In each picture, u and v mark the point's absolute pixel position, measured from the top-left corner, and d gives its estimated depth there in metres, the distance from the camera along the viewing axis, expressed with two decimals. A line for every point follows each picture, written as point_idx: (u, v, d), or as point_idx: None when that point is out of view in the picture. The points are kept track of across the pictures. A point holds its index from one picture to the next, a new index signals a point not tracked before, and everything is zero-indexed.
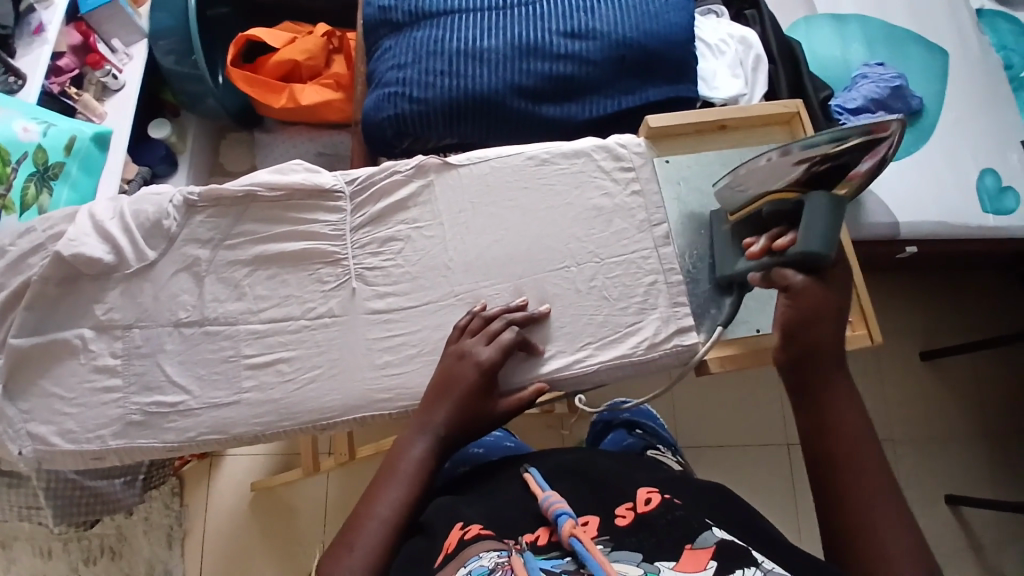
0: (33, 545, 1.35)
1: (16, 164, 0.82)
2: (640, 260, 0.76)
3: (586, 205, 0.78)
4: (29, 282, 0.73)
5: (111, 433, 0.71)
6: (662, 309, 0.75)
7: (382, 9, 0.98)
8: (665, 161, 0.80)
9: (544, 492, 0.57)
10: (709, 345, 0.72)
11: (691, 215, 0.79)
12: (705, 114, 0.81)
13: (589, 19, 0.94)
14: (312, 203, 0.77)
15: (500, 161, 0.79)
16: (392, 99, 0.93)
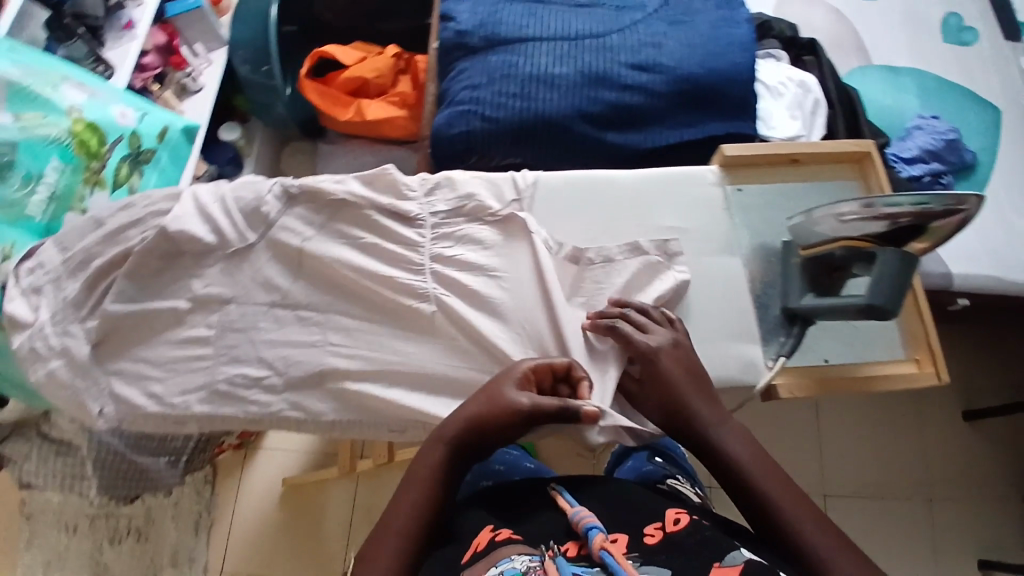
0: (56, 522, 1.30)
1: (112, 145, 0.89)
2: (721, 313, 0.75)
3: (659, 225, 0.79)
4: (130, 253, 0.76)
5: (198, 399, 0.73)
6: (742, 349, 0.73)
7: (460, 32, 1.04)
8: (737, 189, 0.82)
9: (573, 506, 0.59)
10: (775, 373, 0.72)
11: (759, 247, 0.80)
12: (780, 147, 0.83)
13: (657, 53, 0.98)
14: (392, 225, 0.78)
15: (583, 178, 0.81)
16: (465, 117, 0.98)
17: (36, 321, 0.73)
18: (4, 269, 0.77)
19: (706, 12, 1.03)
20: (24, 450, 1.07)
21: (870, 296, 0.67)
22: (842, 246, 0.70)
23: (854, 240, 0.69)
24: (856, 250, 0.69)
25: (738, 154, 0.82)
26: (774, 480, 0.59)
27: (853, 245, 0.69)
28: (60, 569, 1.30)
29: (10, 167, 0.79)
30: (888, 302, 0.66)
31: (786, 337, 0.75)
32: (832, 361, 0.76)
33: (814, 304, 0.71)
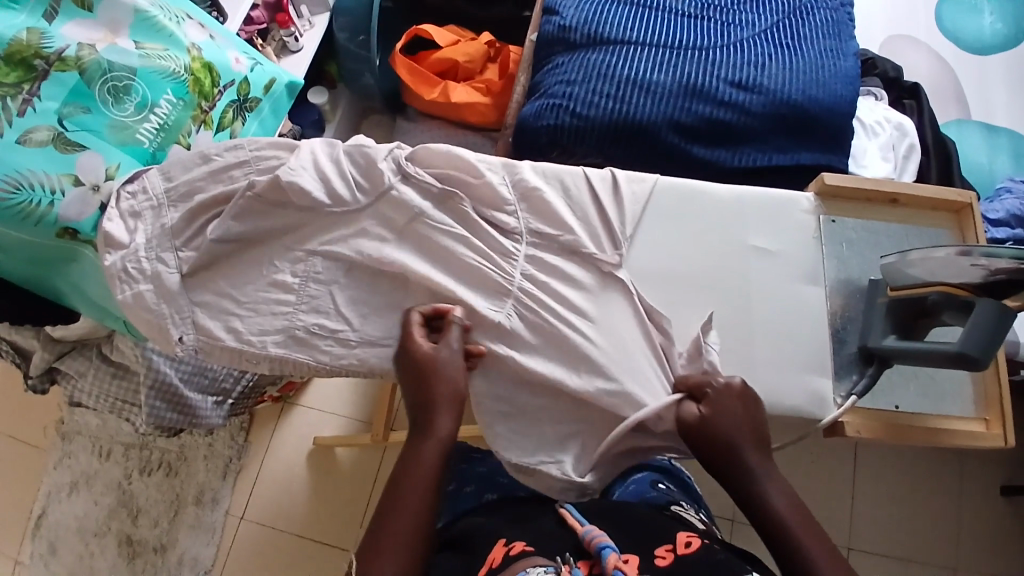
0: (93, 445, 1.46)
1: (222, 88, 0.94)
2: (795, 355, 0.74)
3: (744, 243, 0.78)
4: (233, 192, 0.78)
5: (275, 341, 0.76)
6: (812, 384, 0.73)
7: (562, 28, 1.05)
8: (832, 221, 0.80)
9: (584, 526, 0.63)
10: (844, 410, 0.71)
11: (844, 282, 0.78)
12: (881, 185, 0.81)
13: (758, 74, 0.97)
14: (490, 232, 0.78)
15: (677, 184, 0.81)
16: (554, 110, 0.99)
17: (131, 243, 0.77)
18: (109, 188, 0.81)
19: (814, 39, 1.01)
20: (81, 368, 1.07)
21: (962, 344, 0.64)
22: (938, 290, 0.68)
23: (950, 287, 0.67)
24: (953, 297, 0.67)
25: (836, 184, 0.81)
26: (812, 539, 0.58)
27: (950, 290, 0.67)
28: (90, 486, 1.43)
29: (128, 93, 0.84)
30: (983, 353, 0.64)
31: (859, 376, 0.74)
32: (904, 408, 0.74)
33: (897, 347, 0.70)
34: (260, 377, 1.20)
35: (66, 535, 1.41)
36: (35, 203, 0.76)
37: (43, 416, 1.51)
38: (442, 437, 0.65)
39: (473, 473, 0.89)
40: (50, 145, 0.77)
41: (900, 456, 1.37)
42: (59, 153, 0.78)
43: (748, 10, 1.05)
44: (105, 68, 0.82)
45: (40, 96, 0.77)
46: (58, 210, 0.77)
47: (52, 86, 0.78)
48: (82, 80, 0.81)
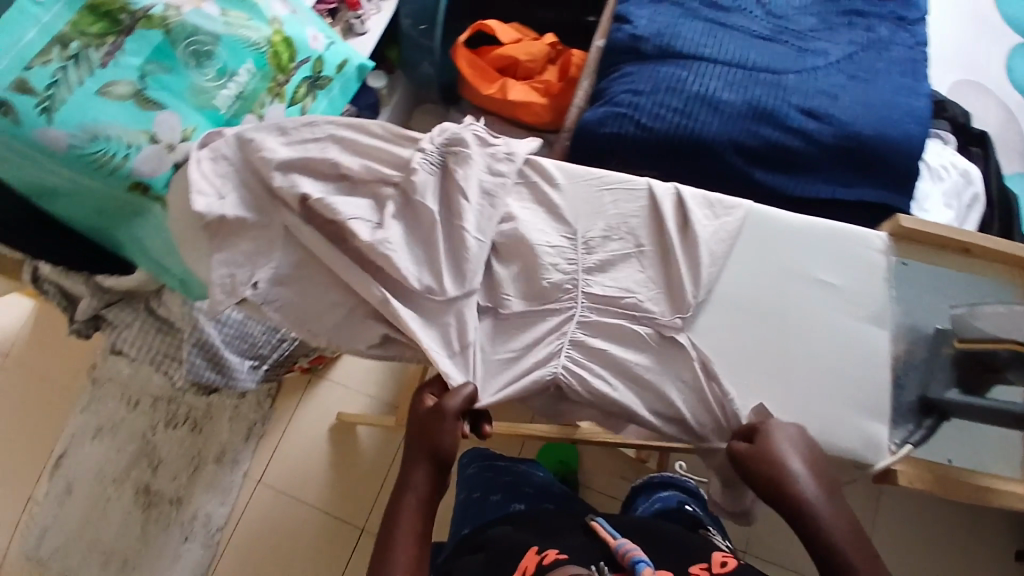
0: (122, 392, 1.46)
1: (298, 64, 0.96)
2: (856, 398, 0.74)
3: (809, 275, 0.78)
4: (311, 163, 0.79)
5: (330, 320, 0.77)
6: (871, 429, 0.73)
7: (634, 36, 1.05)
8: (903, 264, 0.79)
9: (617, 540, 0.69)
10: (897, 459, 0.71)
11: (908, 328, 0.77)
12: (957, 234, 0.80)
13: (830, 104, 0.96)
14: (550, 285, 0.76)
15: (754, 209, 0.80)
16: (619, 119, 0.98)
17: (222, 197, 0.76)
18: (184, 148, 0.83)
19: (890, 76, 0.99)
20: (126, 318, 1.11)
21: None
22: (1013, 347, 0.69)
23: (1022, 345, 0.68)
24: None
25: (910, 227, 0.80)
26: None
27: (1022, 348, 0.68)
28: (115, 433, 1.45)
29: (210, 58, 0.85)
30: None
31: (914, 427, 0.74)
32: (956, 464, 0.72)
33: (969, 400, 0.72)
34: (296, 347, 1.22)
35: (87, 479, 1.43)
36: (111, 154, 0.79)
37: (75, 361, 1.55)
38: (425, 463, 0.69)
39: (500, 482, 1.01)
40: (130, 99, 0.80)
41: (923, 508, 1.34)
42: (138, 108, 0.80)
43: (826, 39, 1.03)
44: (189, 31, 0.84)
45: (123, 50, 0.80)
46: (132, 164, 0.80)
47: (136, 42, 0.81)
48: (166, 40, 0.82)
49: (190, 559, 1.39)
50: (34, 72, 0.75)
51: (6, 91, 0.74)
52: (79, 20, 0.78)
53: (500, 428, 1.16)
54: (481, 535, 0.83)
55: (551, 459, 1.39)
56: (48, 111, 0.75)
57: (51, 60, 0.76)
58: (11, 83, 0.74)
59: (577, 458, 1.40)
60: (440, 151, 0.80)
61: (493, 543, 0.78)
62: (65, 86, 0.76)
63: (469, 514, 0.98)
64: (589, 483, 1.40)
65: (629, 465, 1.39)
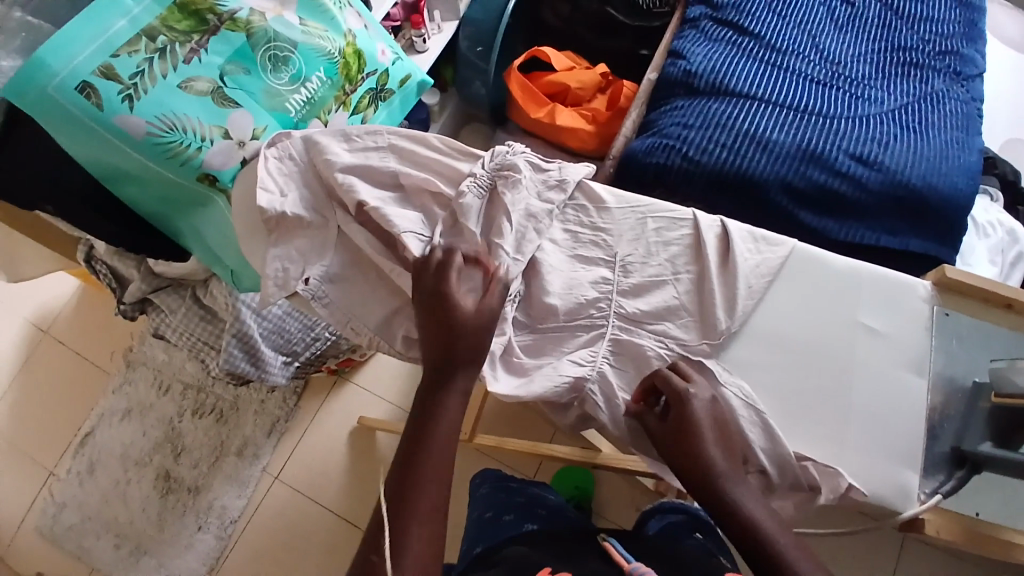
0: (153, 379, 1.54)
1: (365, 75, 1.01)
2: (890, 446, 0.73)
3: (852, 318, 0.78)
4: (368, 167, 0.82)
5: (372, 322, 0.79)
6: (905, 478, 0.72)
7: (687, 72, 1.07)
8: (946, 314, 0.79)
9: (631, 564, 0.70)
10: (926, 508, 0.71)
11: (946, 380, 0.77)
12: (1001, 288, 0.79)
13: (881, 151, 0.96)
14: (584, 305, 0.77)
15: (800, 249, 0.80)
16: (666, 150, 1.00)
17: (284, 195, 0.80)
18: (253, 147, 0.88)
19: (943, 128, 1.00)
20: (172, 305, 1.13)
21: None
22: None
23: None
24: None
25: (954, 277, 0.79)
26: None
27: None
28: (144, 417, 1.51)
29: (286, 63, 0.91)
30: None
31: (945, 478, 0.73)
32: (984, 517, 0.72)
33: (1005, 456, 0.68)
34: (328, 347, 1.26)
35: (108, 459, 1.49)
36: (185, 145, 0.84)
37: (113, 342, 1.60)
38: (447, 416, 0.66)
39: (515, 502, 1.00)
40: (209, 95, 0.85)
41: (946, 571, 1.30)
42: (215, 104, 0.86)
43: (879, 87, 1.05)
44: (270, 36, 0.89)
45: (207, 48, 0.85)
46: (204, 156, 0.85)
47: (219, 42, 0.86)
48: (248, 43, 0.88)
49: (202, 549, 1.41)
50: (120, 60, 0.80)
51: (92, 75, 0.79)
52: (167, 15, 0.83)
53: (520, 447, 1.17)
54: (494, 553, 0.83)
55: (567, 484, 1.38)
56: (130, 99, 0.80)
57: (138, 50, 0.81)
58: (97, 68, 0.79)
59: (593, 483, 1.39)
60: (491, 174, 0.82)
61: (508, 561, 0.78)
62: (149, 77, 0.81)
63: (484, 529, 0.98)
64: (603, 510, 1.39)
65: (645, 496, 1.38)
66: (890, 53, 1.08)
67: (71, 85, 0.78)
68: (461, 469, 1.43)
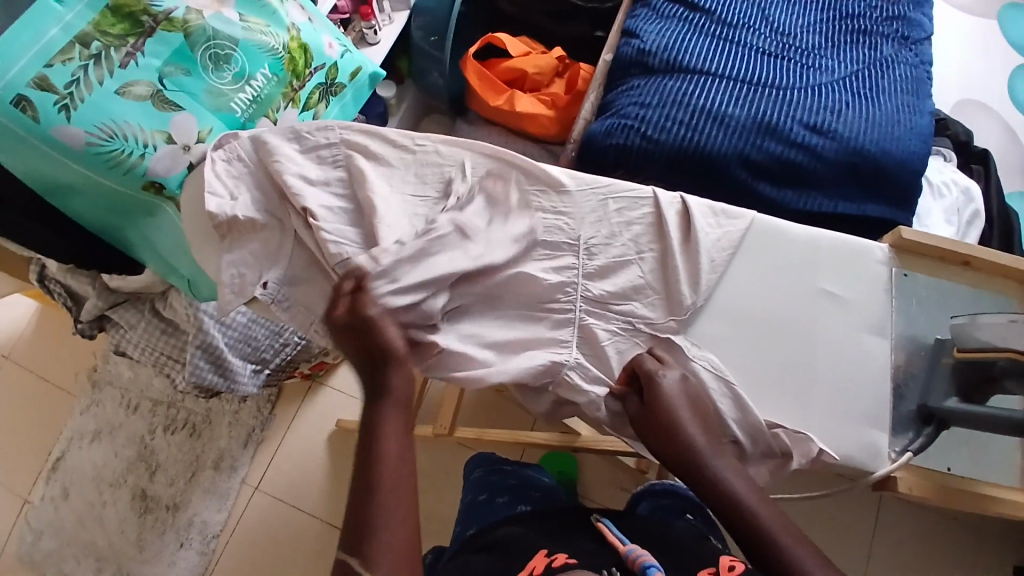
0: (120, 397, 1.49)
1: (313, 70, 0.98)
2: (859, 406, 0.75)
3: (813, 286, 0.79)
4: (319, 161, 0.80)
5: None
6: (875, 438, 0.74)
7: (641, 51, 1.07)
8: (905, 275, 0.80)
9: (625, 545, 0.69)
10: (897, 466, 0.72)
11: (909, 339, 0.78)
12: (957, 246, 0.81)
13: (834, 120, 0.97)
14: (548, 289, 0.77)
15: (760, 220, 0.80)
16: (624, 130, 0.99)
17: (234, 198, 0.78)
18: (199, 150, 0.85)
19: (892, 94, 1.01)
20: (131, 320, 1.10)
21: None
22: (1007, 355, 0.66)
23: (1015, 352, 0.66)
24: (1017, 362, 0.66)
25: (911, 239, 0.81)
26: None
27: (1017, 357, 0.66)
28: (113, 437, 1.47)
29: (228, 61, 0.88)
30: None
31: (915, 435, 0.74)
32: (955, 472, 0.74)
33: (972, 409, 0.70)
34: (299, 352, 1.23)
35: (80, 482, 1.45)
36: (127, 153, 0.81)
37: (75, 363, 1.55)
38: (397, 429, 0.66)
39: (510, 484, 1.00)
40: (149, 100, 0.82)
41: (921, 525, 1.34)
42: (156, 109, 0.82)
43: (830, 56, 1.06)
44: (208, 35, 0.86)
45: (144, 51, 0.82)
46: (148, 163, 0.82)
47: (156, 43, 0.82)
48: (186, 43, 0.84)
49: (186, 567, 1.38)
50: (55, 70, 0.76)
51: (27, 87, 0.75)
52: (101, 20, 0.79)
53: (500, 437, 1.17)
54: (489, 534, 0.82)
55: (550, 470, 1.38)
56: (67, 109, 0.77)
57: (71, 58, 0.77)
58: (31, 80, 0.75)
59: (576, 467, 1.40)
60: (444, 168, 0.83)
61: (496, 544, 0.79)
62: (85, 85, 0.78)
63: (467, 522, 0.97)
64: (587, 493, 1.39)
65: (629, 475, 1.39)
66: (838, 22, 1.09)
67: (4, 98, 0.74)
68: (444, 464, 1.42)
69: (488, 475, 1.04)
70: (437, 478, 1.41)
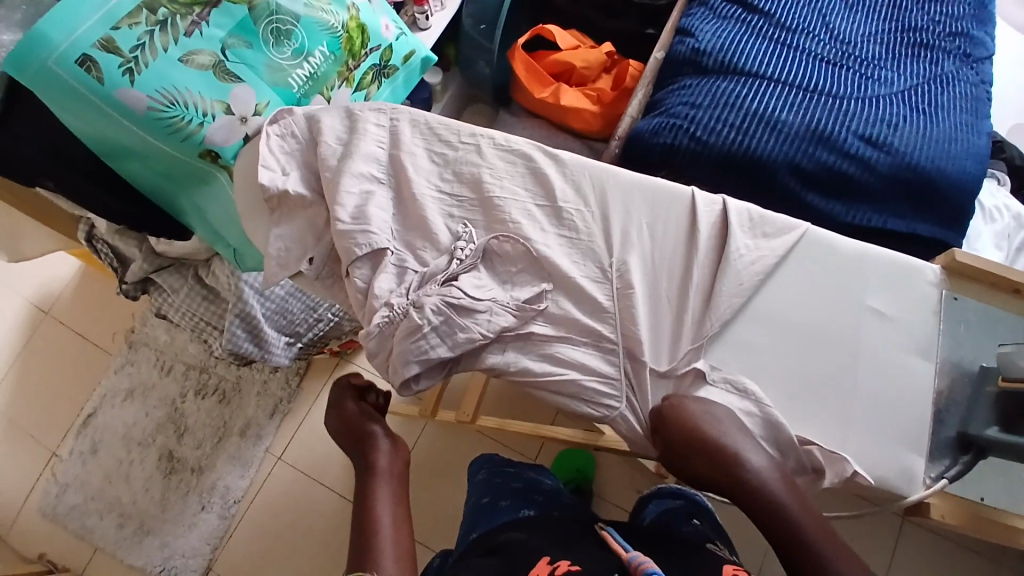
0: (155, 359, 1.53)
1: (368, 51, 0.99)
2: (898, 431, 0.73)
3: (860, 302, 0.77)
4: (370, 141, 0.81)
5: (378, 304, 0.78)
6: (911, 462, 0.72)
7: (696, 51, 1.06)
8: (954, 298, 0.78)
9: (629, 552, 0.70)
10: (932, 492, 0.71)
11: (953, 363, 0.76)
12: (1010, 272, 0.79)
13: (890, 134, 0.95)
14: (585, 283, 0.75)
15: (810, 232, 0.79)
16: (673, 130, 0.98)
17: (286, 173, 0.80)
18: (255, 123, 0.87)
19: (952, 110, 0.98)
20: (174, 284, 1.13)
21: None
22: None
23: None
24: None
25: (962, 261, 0.79)
26: None
27: None
28: (146, 396, 1.51)
29: (288, 38, 0.89)
30: None
31: (951, 462, 0.73)
32: (988, 501, 0.73)
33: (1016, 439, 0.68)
34: (332, 328, 1.25)
35: (110, 440, 1.50)
36: (186, 120, 0.83)
37: (114, 323, 1.60)
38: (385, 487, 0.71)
39: (512, 487, 1.02)
40: (211, 70, 0.84)
41: (943, 554, 1.31)
42: (217, 80, 0.84)
43: (890, 68, 1.03)
44: (272, 10, 0.87)
45: (208, 21, 0.83)
46: (205, 132, 0.84)
47: (221, 15, 0.84)
48: (249, 16, 0.86)
49: (205, 529, 1.42)
50: (121, 33, 0.78)
51: (93, 48, 0.77)
52: None
53: (522, 429, 1.19)
54: (493, 539, 0.84)
55: (568, 466, 1.39)
56: (131, 72, 0.79)
57: (139, 22, 0.79)
58: (98, 41, 0.77)
59: (593, 465, 1.40)
60: (494, 155, 0.82)
61: (504, 549, 0.79)
62: (150, 49, 0.80)
63: (478, 518, 0.99)
64: (602, 493, 1.39)
65: (646, 478, 1.39)
66: (900, 34, 1.06)
67: (71, 58, 0.76)
68: (461, 452, 1.44)
69: (490, 478, 1.06)
70: (455, 465, 1.43)
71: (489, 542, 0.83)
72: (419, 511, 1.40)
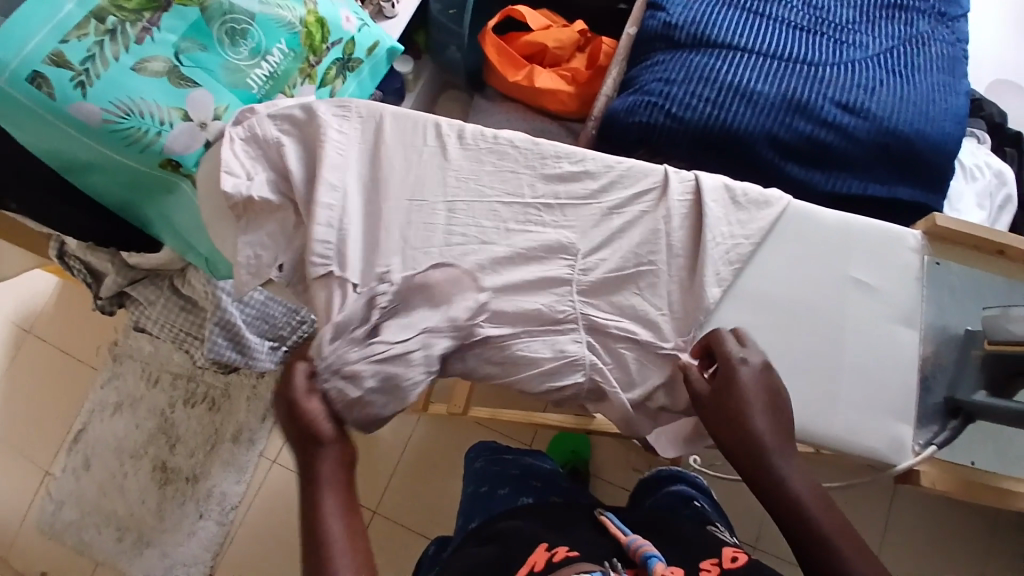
0: (142, 369, 1.52)
1: (330, 45, 0.96)
2: (885, 402, 0.73)
3: (843, 274, 0.76)
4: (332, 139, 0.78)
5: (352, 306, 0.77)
6: (898, 429, 0.73)
7: (667, 24, 1.03)
8: (936, 263, 0.77)
9: (628, 537, 0.69)
10: (921, 460, 0.71)
11: (938, 329, 0.76)
12: (992, 234, 0.78)
13: (866, 99, 0.93)
14: (560, 272, 0.75)
15: (793, 206, 0.78)
16: (648, 107, 0.96)
17: (250, 177, 0.77)
18: (216, 127, 0.84)
19: (929, 71, 0.97)
20: (150, 296, 1.10)
21: None
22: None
23: None
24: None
25: (944, 226, 0.78)
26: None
27: None
28: (136, 408, 1.50)
29: (244, 36, 0.86)
30: None
31: (940, 428, 0.73)
32: (979, 466, 0.73)
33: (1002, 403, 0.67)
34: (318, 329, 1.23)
35: (103, 453, 1.48)
36: (144, 130, 0.80)
37: (98, 336, 1.58)
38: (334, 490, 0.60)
39: (508, 475, 1.01)
40: (165, 76, 0.81)
41: (937, 514, 1.32)
42: (173, 86, 0.81)
43: (864, 32, 1.01)
44: (225, 8, 0.84)
45: (160, 26, 0.80)
46: (164, 141, 0.82)
47: (172, 18, 0.81)
48: (202, 17, 0.83)
49: (205, 536, 1.41)
50: (70, 46, 0.75)
51: (43, 64, 0.74)
52: None
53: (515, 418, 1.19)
54: (490, 527, 0.83)
55: (563, 450, 1.39)
56: (83, 85, 0.76)
57: (87, 34, 0.76)
58: (47, 56, 0.74)
59: (589, 448, 1.41)
60: (464, 144, 0.79)
61: (501, 536, 0.79)
62: (101, 61, 0.77)
63: (476, 507, 0.98)
64: (599, 474, 1.40)
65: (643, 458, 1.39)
66: None
67: (22, 75, 0.74)
68: (457, 443, 1.43)
69: (487, 466, 1.05)
70: (451, 456, 1.43)
71: (485, 532, 0.83)
72: (419, 505, 1.39)
